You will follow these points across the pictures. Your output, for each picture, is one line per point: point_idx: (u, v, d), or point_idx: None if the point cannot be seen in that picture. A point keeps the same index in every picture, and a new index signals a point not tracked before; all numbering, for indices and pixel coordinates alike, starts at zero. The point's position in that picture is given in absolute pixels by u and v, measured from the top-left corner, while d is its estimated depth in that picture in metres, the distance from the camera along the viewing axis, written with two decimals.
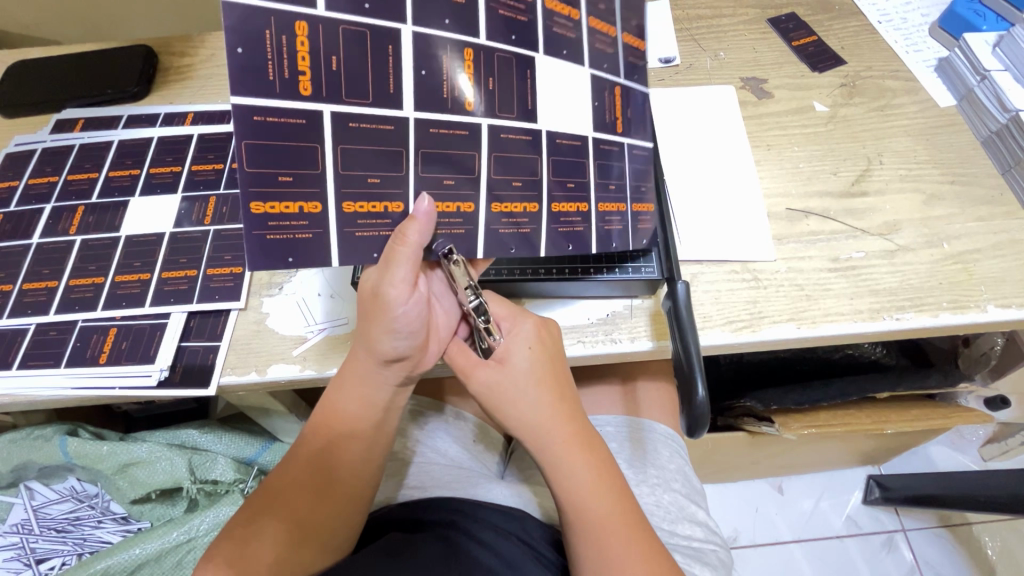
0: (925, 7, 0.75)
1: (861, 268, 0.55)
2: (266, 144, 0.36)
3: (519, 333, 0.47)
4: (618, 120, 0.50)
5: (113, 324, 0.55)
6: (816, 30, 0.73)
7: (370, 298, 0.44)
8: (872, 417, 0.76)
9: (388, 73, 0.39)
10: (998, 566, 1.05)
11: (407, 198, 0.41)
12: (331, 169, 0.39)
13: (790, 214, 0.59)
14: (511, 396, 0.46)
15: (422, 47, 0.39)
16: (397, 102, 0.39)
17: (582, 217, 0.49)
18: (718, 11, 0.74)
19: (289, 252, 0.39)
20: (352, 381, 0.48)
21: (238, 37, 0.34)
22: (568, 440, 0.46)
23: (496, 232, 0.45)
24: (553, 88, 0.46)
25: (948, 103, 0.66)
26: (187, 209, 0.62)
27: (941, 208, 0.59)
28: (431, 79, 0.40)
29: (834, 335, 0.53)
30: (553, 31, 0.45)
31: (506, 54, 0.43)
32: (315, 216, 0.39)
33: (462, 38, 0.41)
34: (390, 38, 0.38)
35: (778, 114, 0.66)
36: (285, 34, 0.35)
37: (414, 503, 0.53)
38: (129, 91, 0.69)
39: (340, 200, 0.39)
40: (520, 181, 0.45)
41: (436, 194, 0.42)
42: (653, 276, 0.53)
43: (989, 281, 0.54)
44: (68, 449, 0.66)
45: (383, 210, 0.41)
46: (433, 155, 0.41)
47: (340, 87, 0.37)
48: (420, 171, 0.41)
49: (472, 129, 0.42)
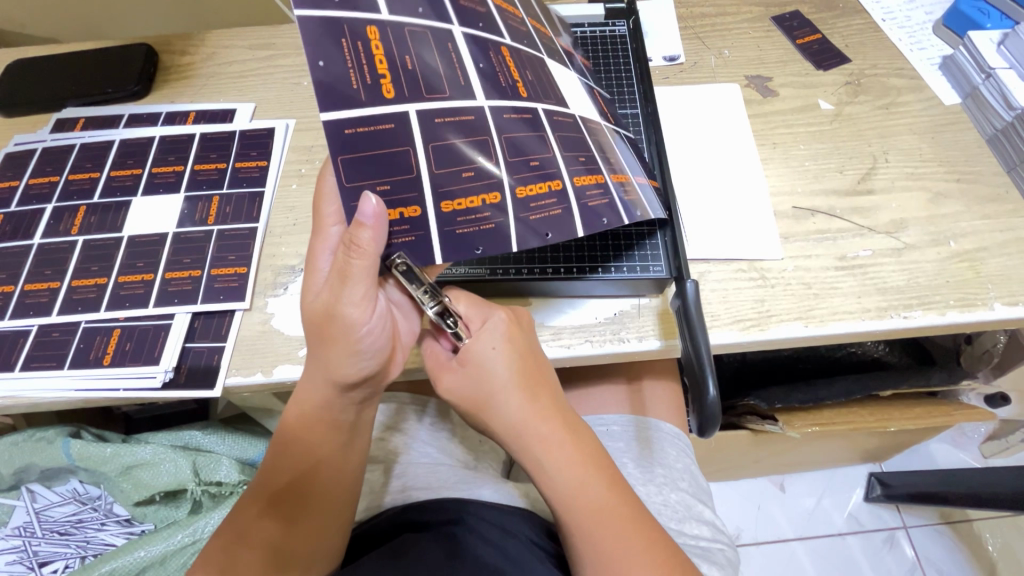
0: (929, 6, 0.75)
1: (867, 266, 0.55)
2: (362, 156, 0.38)
3: (484, 328, 0.46)
4: (610, 112, 0.56)
5: (117, 326, 0.55)
6: (820, 28, 0.73)
7: (324, 317, 0.42)
8: (875, 415, 0.78)
9: (455, 68, 0.44)
10: (999, 563, 1.05)
11: (502, 187, 0.43)
12: (425, 171, 0.41)
13: (796, 212, 0.59)
14: (486, 398, 0.45)
15: (473, 44, 0.45)
16: (467, 90, 0.43)
17: (636, 187, 0.50)
18: (722, 9, 0.74)
19: (400, 253, 0.41)
20: (307, 391, 0.46)
21: (319, 52, 0.37)
22: (548, 438, 0.45)
23: (586, 205, 0.46)
24: (568, 85, 0.53)
25: (953, 101, 0.66)
26: (190, 209, 0.61)
27: (946, 206, 0.59)
28: (488, 70, 0.45)
29: (844, 334, 0.52)
30: (549, 45, 0.55)
31: (529, 53, 0.51)
32: (416, 220, 0.40)
33: (497, 39, 0.48)
34: (447, 37, 0.44)
35: (783, 112, 0.66)
36: (360, 40, 0.39)
37: (421, 502, 0.53)
38: (130, 90, 0.69)
39: (439, 200, 0.41)
40: (584, 157, 0.48)
41: (526, 177, 0.44)
42: (661, 275, 0.53)
43: (996, 279, 0.54)
44: (71, 452, 0.65)
45: (400, 217, 0.40)
46: (513, 140, 0.45)
47: (417, 85, 0.41)
48: (507, 156, 0.44)
49: (534, 112, 0.47)
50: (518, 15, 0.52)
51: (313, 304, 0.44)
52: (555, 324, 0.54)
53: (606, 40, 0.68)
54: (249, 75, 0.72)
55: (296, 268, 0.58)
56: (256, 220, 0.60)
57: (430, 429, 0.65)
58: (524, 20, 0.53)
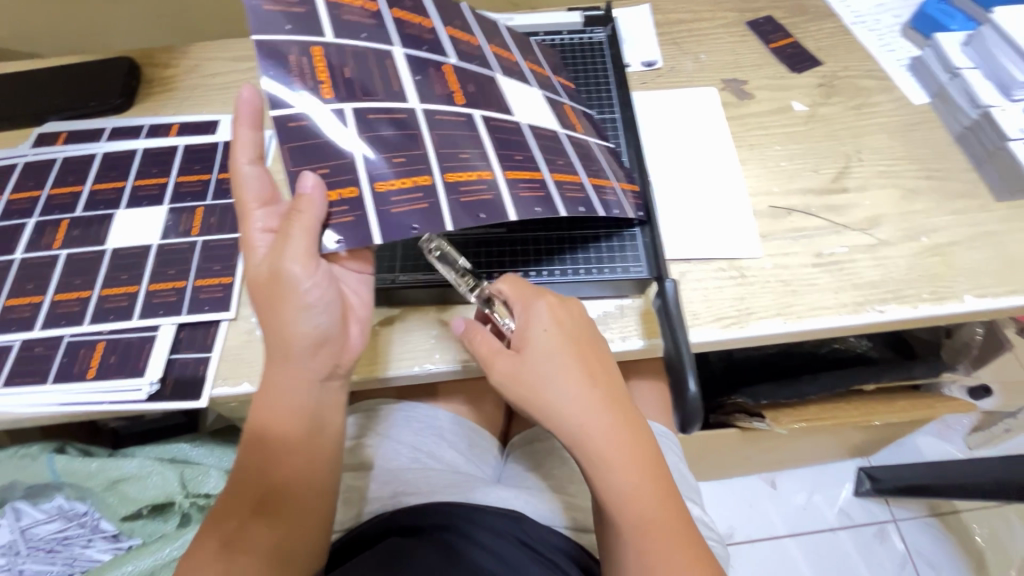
0: (898, 9, 0.77)
1: (843, 262, 0.57)
2: (299, 145, 0.41)
3: (540, 314, 0.47)
4: (576, 123, 0.59)
5: (101, 339, 0.55)
6: (793, 32, 0.75)
7: (268, 284, 0.41)
8: (862, 409, 0.81)
9: (393, 78, 0.48)
10: (986, 552, 1.07)
11: (432, 171, 0.45)
12: (360, 155, 0.43)
13: (774, 211, 0.60)
14: (536, 381, 0.45)
15: (413, 62, 0.50)
16: (403, 96, 0.47)
17: (581, 188, 0.52)
18: (698, 15, 0.76)
19: (338, 234, 0.41)
20: (281, 379, 0.43)
21: (267, 64, 0.42)
22: (600, 424, 0.44)
23: (518, 195, 0.48)
24: (516, 95, 0.56)
25: (922, 100, 0.68)
26: (174, 221, 0.61)
27: (918, 202, 0.60)
28: (424, 81, 0.49)
29: (821, 328, 0.54)
30: (502, 65, 0.57)
31: (475, 72, 0.54)
32: (353, 200, 0.41)
33: (440, 59, 0.52)
34: (387, 56, 0.48)
35: (759, 114, 0.67)
36: (304, 55, 0.43)
37: (412, 508, 0.53)
38: (112, 104, 0.69)
39: (374, 180, 0.42)
40: (521, 155, 0.51)
41: (458, 167, 0.46)
42: (642, 276, 0.53)
43: (967, 272, 0.56)
44: (55, 467, 0.64)
45: (338, 197, 0.41)
46: (444, 136, 0.47)
47: (355, 89, 0.45)
48: (438, 148, 0.46)
49: (469, 117, 0.50)
50: (470, 41, 0.56)
51: (254, 272, 0.43)
52: None
53: (584, 46, 0.69)
54: (232, 86, 0.72)
55: None
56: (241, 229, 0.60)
57: (415, 431, 0.64)
58: (480, 46, 0.56)
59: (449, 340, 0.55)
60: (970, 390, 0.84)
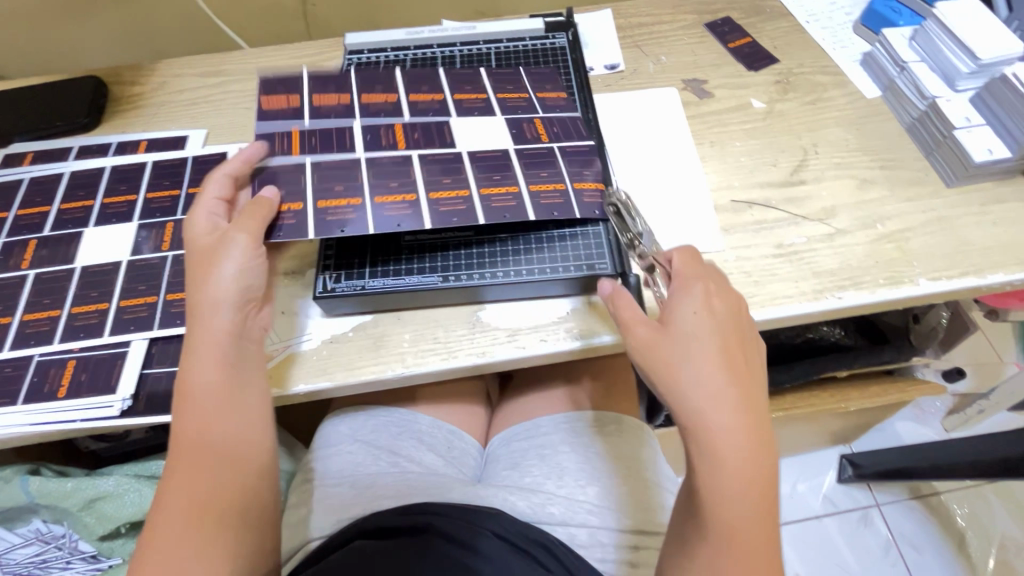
0: (849, 7, 0.80)
1: (803, 252, 0.59)
2: (268, 180, 0.53)
3: (692, 305, 0.43)
4: (541, 134, 0.60)
5: (72, 357, 0.54)
6: (750, 32, 0.77)
7: (206, 248, 0.47)
8: (835, 395, 0.83)
9: (347, 141, 0.57)
10: (967, 532, 1.09)
11: (363, 195, 0.53)
12: (308, 184, 0.53)
13: (734, 205, 0.62)
14: (674, 360, 0.41)
15: (368, 129, 0.58)
16: (351, 150, 0.56)
17: (514, 196, 0.55)
18: (658, 18, 0.78)
19: (277, 230, 0.50)
20: (197, 351, 0.44)
21: (261, 137, 0.56)
22: (728, 424, 0.40)
23: (437, 210, 0.53)
24: (472, 130, 0.59)
25: (874, 94, 0.70)
26: (144, 237, 0.61)
27: (873, 191, 0.63)
28: (373, 139, 0.57)
29: (783, 317, 0.55)
30: (463, 108, 0.61)
31: (430, 123, 0.59)
32: (297, 212, 0.51)
33: (394, 121, 0.59)
34: (347, 129, 0.58)
35: (719, 112, 0.69)
36: (286, 133, 0.56)
37: (391, 511, 0.54)
38: (79, 123, 0.70)
39: (317, 200, 0.52)
40: (449, 178, 0.55)
41: (387, 191, 0.53)
42: (608, 271, 0.55)
43: (921, 257, 0.58)
44: (30, 488, 0.64)
45: (287, 208, 0.51)
46: (380, 172, 0.55)
47: (317, 150, 0.56)
48: (372, 180, 0.54)
49: (406, 157, 0.56)
50: (431, 99, 0.62)
51: (198, 241, 0.48)
52: (508, 325, 0.56)
53: (547, 52, 0.71)
54: (200, 102, 0.73)
55: None
56: None
57: (396, 435, 0.66)
58: (443, 99, 0.62)
59: (422, 344, 0.55)
60: (946, 374, 0.97)
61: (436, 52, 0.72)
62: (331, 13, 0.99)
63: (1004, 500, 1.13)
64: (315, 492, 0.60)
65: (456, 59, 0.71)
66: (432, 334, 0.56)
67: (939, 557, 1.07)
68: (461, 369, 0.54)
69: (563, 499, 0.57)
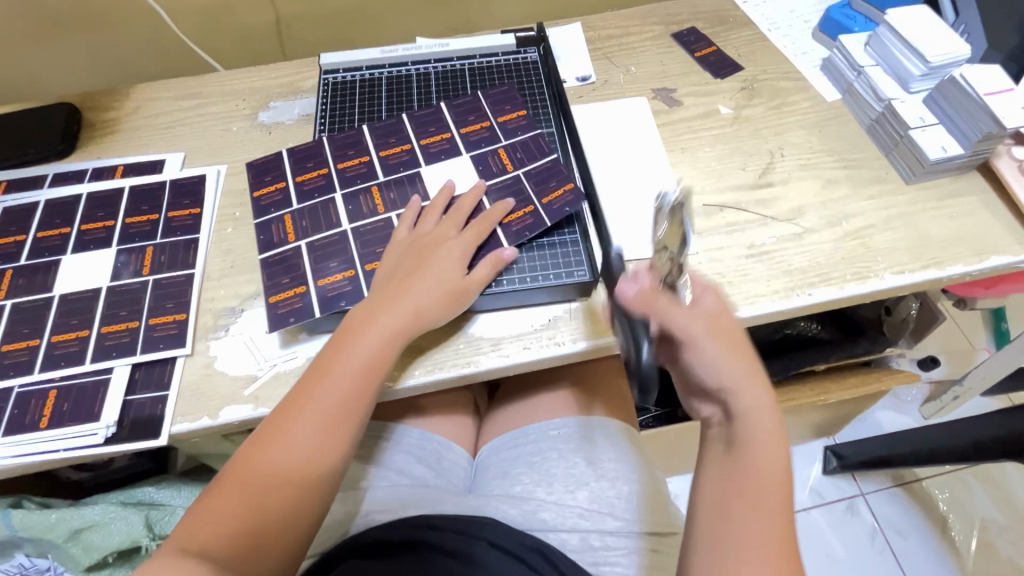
0: (808, 14, 0.83)
1: (774, 252, 0.61)
2: (270, 267, 0.58)
3: (710, 296, 0.49)
4: (506, 164, 0.63)
5: (52, 386, 0.54)
6: (715, 41, 0.80)
7: (416, 251, 0.55)
8: (815, 389, 0.86)
9: (331, 213, 0.60)
10: (949, 516, 1.12)
11: (356, 264, 0.57)
12: (307, 266, 0.57)
13: (706, 209, 0.64)
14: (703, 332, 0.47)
15: (349, 196, 0.61)
16: (338, 225, 0.59)
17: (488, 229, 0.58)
18: (626, 30, 0.81)
19: (287, 315, 0.55)
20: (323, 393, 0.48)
21: (259, 232, 0.60)
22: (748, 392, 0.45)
23: None
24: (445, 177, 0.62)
25: (834, 98, 0.73)
26: (123, 262, 0.61)
27: (837, 190, 0.65)
28: (354, 208, 0.60)
29: (758, 315, 0.57)
30: (431, 150, 0.64)
31: (404, 176, 0.62)
32: (302, 295, 0.55)
33: (369, 183, 0.62)
34: (329, 203, 0.61)
35: (688, 120, 0.72)
36: (277, 223, 0.60)
37: (384, 526, 0.55)
38: (52, 150, 0.69)
39: (317, 279, 0.56)
40: None
41: (374, 255, 0.57)
42: (585, 278, 0.56)
43: (885, 252, 0.60)
44: (12, 523, 0.62)
45: (293, 293, 0.56)
46: (366, 238, 0.59)
47: (308, 230, 0.59)
48: (361, 248, 0.58)
49: (388, 221, 0.59)
50: (399, 151, 0.64)
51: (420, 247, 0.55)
52: (492, 335, 0.56)
53: (520, 66, 0.73)
54: (177, 124, 0.73)
55: (236, 309, 0.59)
56: (193, 265, 0.61)
57: (383, 450, 0.66)
58: (410, 149, 0.64)
59: (407, 357, 0.56)
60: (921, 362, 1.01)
61: (411, 69, 0.73)
62: (305, 32, 0.99)
63: (983, 483, 1.16)
64: None
65: (431, 75, 0.73)
66: (417, 347, 0.56)
67: (924, 543, 1.10)
68: (448, 381, 0.55)
69: (553, 504, 0.58)
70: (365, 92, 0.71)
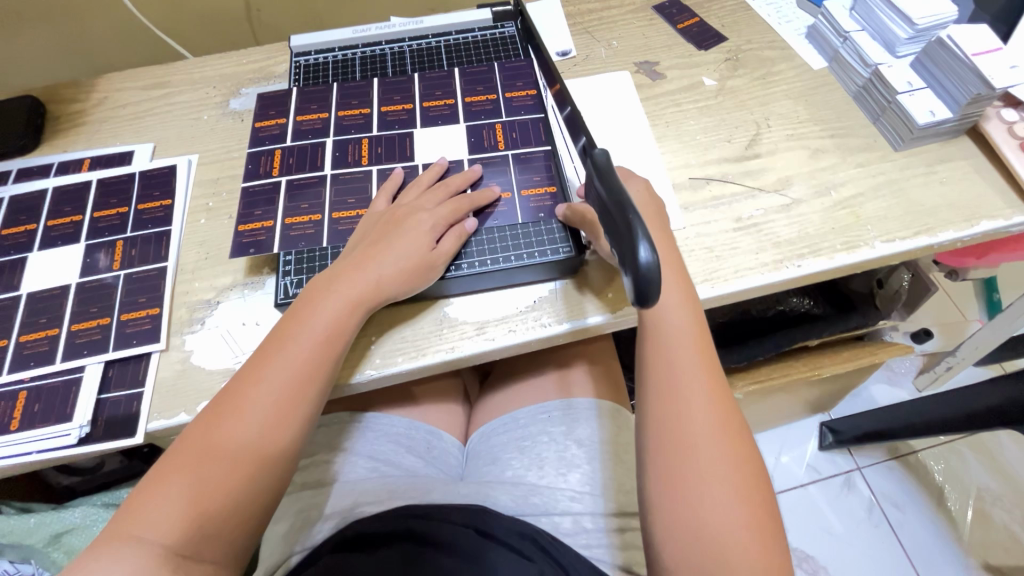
0: None
1: (761, 224, 0.59)
2: (251, 194, 0.59)
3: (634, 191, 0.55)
4: (499, 141, 0.62)
5: (23, 387, 0.52)
6: (698, 12, 0.78)
7: (387, 223, 0.54)
8: (809, 364, 0.84)
9: (319, 157, 0.62)
10: (945, 486, 1.13)
11: (324, 211, 0.58)
12: (281, 205, 0.58)
13: (692, 182, 0.63)
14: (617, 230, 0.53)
15: (338, 145, 0.62)
16: (321, 167, 0.61)
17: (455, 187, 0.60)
18: (607, 3, 0.79)
19: (248, 245, 0.56)
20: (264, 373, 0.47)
21: (249, 161, 0.62)
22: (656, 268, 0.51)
23: None
24: (435, 140, 0.62)
25: (821, 66, 0.72)
26: (93, 257, 0.59)
27: (825, 159, 0.64)
28: (341, 156, 0.62)
29: (747, 289, 0.56)
30: (431, 115, 0.64)
31: (394, 135, 0.63)
32: (268, 228, 0.57)
33: (361, 135, 0.63)
34: (319, 147, 0.62)
35: (672, 93, 0.70)
36: (266, 156, 0.62)
37: (370, 517, 0.54)
38: (15, 144, 0.67)
39: (286, 218, 0.58)
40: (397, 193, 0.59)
41: (346, 205, 0.59)
42: (569, 256, 0.55)
43: (875, 220, 0.59)
44: None
45: (261, 226, 0.57)
46: (340, 187, 0.60)
47: (293, 169, 0.61)
48: (332, 197, 0.59)
49: (367, 174, 0.61)
50: (402, 109, 0.65)
51: (390, 218, 0.54)
52: (477, 319, 0.55)
53: (498, 42, 0.71)
54: (145, 115, 0.71)
55: (212, 301, 0.57)
56: (165, 258, 0.59)
57: (372, 441, 0.64)
58: (412, 109, 0.64)
59: (388, 345, 0.54)
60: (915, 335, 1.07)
61: (385, 48, 0.71)
62: (278, 17, 0.97)
63: (978, 453, 1.16)
64: (293, 504, 0.59)
65: (406, 55, 0.71)
66: (398, 335, 0.55)
67: (920, 514, 1.10)
68: (431, 367, 0.54)
69: (543, 489, 0.57)
70: (338, 74, 0.69)
